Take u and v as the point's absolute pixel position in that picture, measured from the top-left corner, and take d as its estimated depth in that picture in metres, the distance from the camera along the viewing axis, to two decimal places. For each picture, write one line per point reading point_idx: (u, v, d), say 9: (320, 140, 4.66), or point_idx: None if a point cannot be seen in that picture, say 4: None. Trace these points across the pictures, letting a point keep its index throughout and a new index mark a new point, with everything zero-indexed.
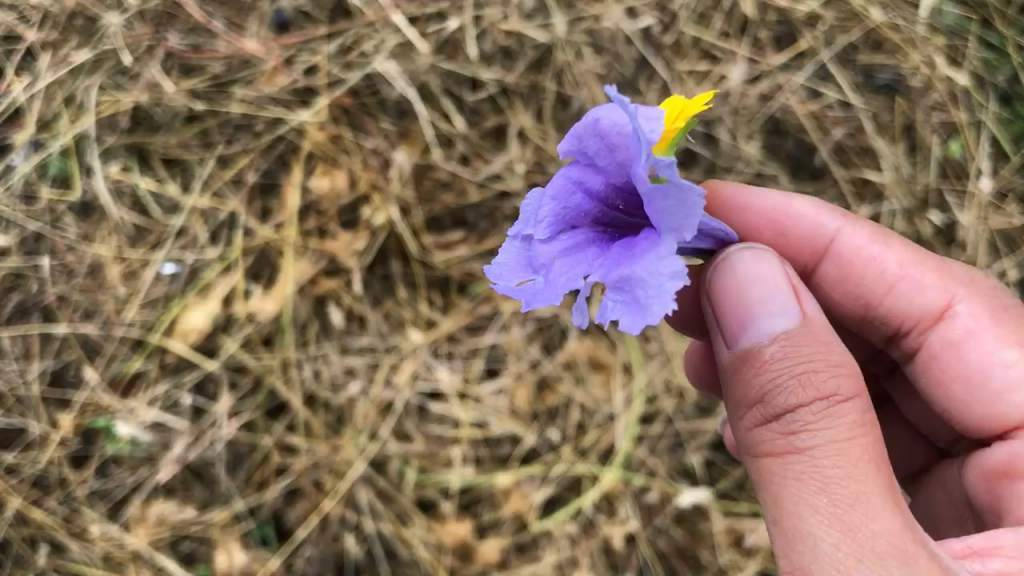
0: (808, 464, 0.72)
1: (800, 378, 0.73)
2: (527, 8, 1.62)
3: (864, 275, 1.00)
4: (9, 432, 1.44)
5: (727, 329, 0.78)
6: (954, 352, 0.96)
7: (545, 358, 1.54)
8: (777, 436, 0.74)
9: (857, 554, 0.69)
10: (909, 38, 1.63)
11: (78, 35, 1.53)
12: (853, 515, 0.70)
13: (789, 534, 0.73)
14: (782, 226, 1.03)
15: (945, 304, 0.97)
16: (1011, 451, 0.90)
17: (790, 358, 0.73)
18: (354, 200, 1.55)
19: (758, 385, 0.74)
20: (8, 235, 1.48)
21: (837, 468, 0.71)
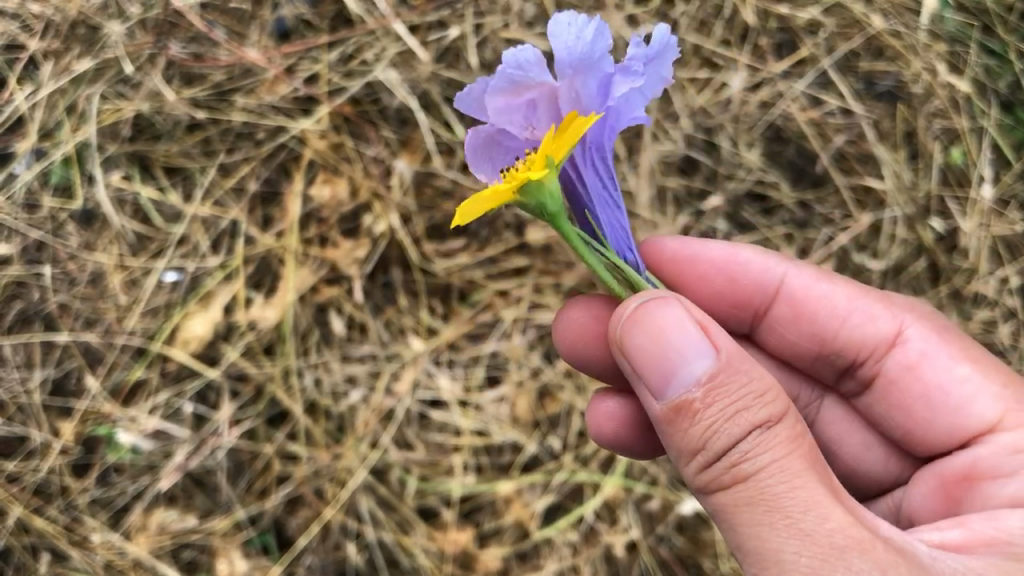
0: (754, 489, 0.72)
1: (731, 417, 0.73)
2: (528, 16, 1.62)
3: (817, 312, 1.05)
4: (11, 440, 1.44)
5: (650, 385, 0.78)
6: (915, 375, 0.99)
7: (545, 366, 1.54)
8: (721, 476, 0.74)
9: (821, 555, 0.69)
10: (910, 45, 1.62)
11: (81, 44, 1.54)
12: (807, 521, 0.70)
13: (757, 559, 0.73)
14: (734, 273, 1.07)
15: (895, 330, 1.02)
16: (974, 457, 0.92)
17: (719, 398, 0.74)
18: (355, 208, 1.55)
19: (696, 432, 0.75)
20: (9, 244, 1.48)
21: (781, 482, 0.72)
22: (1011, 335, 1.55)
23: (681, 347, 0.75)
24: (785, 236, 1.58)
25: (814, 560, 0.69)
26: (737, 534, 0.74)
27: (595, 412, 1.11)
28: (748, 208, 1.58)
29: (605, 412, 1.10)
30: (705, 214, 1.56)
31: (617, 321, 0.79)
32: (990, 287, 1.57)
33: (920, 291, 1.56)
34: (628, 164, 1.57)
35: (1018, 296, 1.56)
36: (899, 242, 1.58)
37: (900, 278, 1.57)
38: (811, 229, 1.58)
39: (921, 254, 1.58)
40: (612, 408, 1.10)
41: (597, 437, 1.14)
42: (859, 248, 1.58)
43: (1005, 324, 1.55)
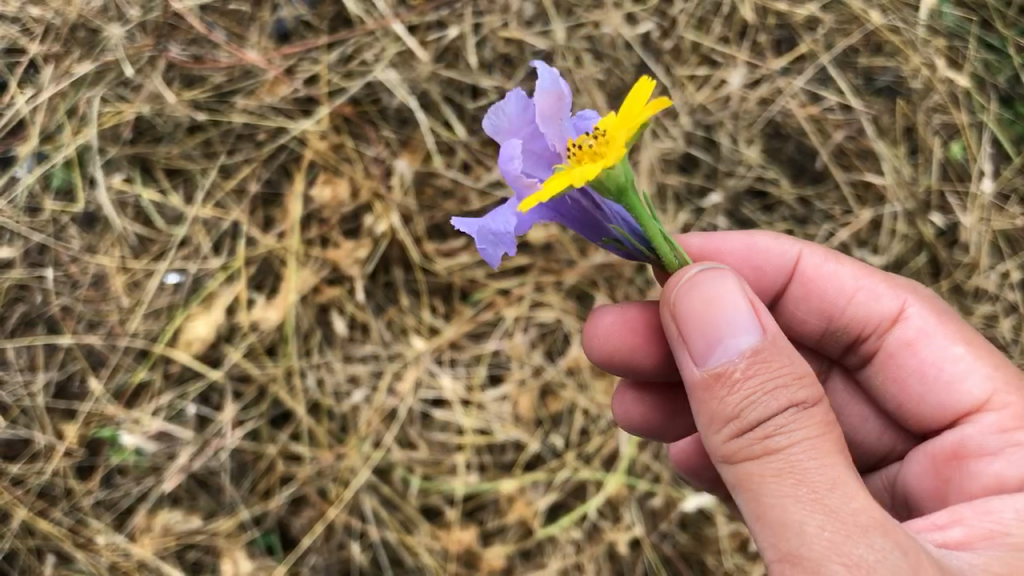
0: (791, 459, 0.69)
1: (771, 390, 0.70)
2: (527, 15, 1.62)
3: (824, 287, 1.04)
4: (15, 442, 1.44)
5: (689, 349, 0.74)
6: (914, 353, 0.99)
7: (547, 364, 1.55)
8: (755, 445, 0.70)
9: (844, 532, 0.66)
10: (908, 40, 1.63)
11: (81, 47, 1.54)
12: (843, 498, 0.67)
13: (774, 531, 0.68)
14: (752, 256, 1.06)
15: (900, 310, 1.01)
16: (963, 435, 0.93)
17: (760, 371, 0.70)
18: (356, 208, 1.55)
19: (733, 400, 0.71)
20: (12, 247, 1.48)
21: (814, 459, 0.68)
22: (1013, 329, 1.54)
23: (736, 318, 0.72)
24: (786, 232, 1.57)
25: (842, 536, 0.66)
26: (759, 505, 0.70)
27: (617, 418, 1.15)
28: (749, 205, 1.58)
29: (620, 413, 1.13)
30: (704, 211, 1.56)
31: (668, 288, 0.76)
32: (992, 282, 1.56)
33: (921, 286, 1.56)
34: (628, 162, 1.57)
35: (1019, 291, 1.56)
36: (899, 237, 1.58)
37: (901, 273, 1.56)
38: (811, 226, 1.58)
39: (921, 250, 1.58)
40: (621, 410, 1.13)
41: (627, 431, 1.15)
42: (859, 244, 1.58)
43: (1006, 318, 1.55)
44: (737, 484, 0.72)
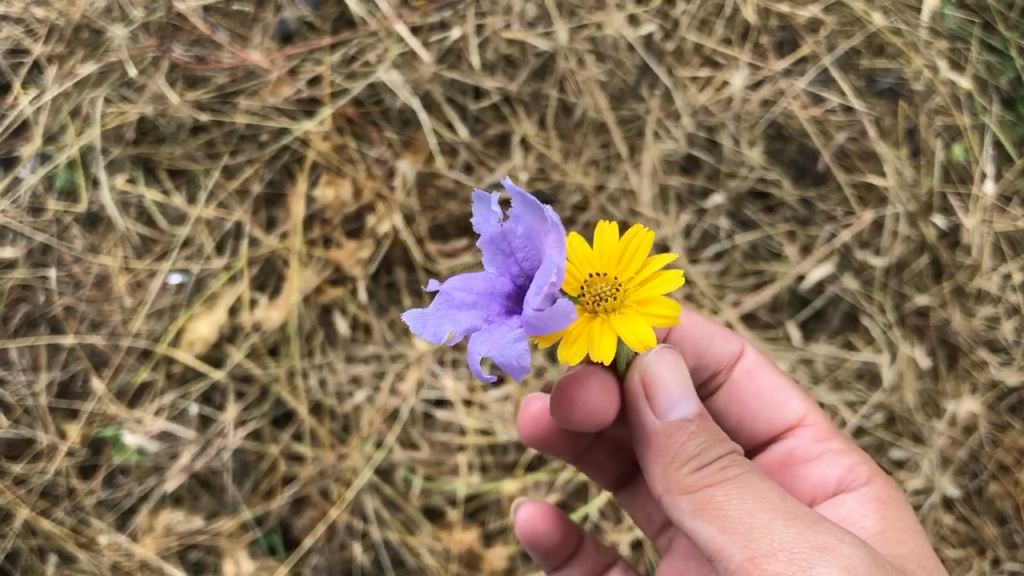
0: (742, 482, 0.83)
1: (718, 436, 0.86)
2: (530, 16, 1.62)
3: (695, 336, 1.14)
4: (19, 442, 1.45)
5: (645, 410, 0.86)
6: (756, 384, 1.16)
7: (550, 365, 1.52)
8: (712, 476, 0.83)
9: (806, 525, 0.80)
10: (911, 42, 1.63)
11: (84, 48, 1.54)
12: (791, 507, 0.82)
13: (748, 538, 0.79)
14: None
15: (739, 350, 1.16)
16: (791, 446, 1.13)
17: (708, 422, 0.86)
18: (359, 209, 1.55)
19: (694, 441, 0.84)
20: (15, 248, 1.49)
21: (759, 482, 0.83)
22: (1014, 331, 1.55)
23: (685, 382, 0.86)
24: (788, 233, 1.59)
25: (800, 530, 0.79)
26: (722, 520, 0.81)
27: (525, 414, 1.16)
28: (751, 206, 1.60)
29: (533, 414, 1.15)
30: (707, 212, 1.58)
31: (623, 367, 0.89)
32: (995, 283, 1.56)
33: (923, 287, 1.58)
34: (630, 164, 1.58)
35: (1021, 292, 1.56)
36: (901, 239, 1.58)
37: (902, 275, 1.58)
38: (813, 227, 1.59)
39: (923, 252, 1.58)
40: (537, 410, 1.14)
41: (523, 436, 1.18)
42: (861, 245, 1.58)
43: (1008, 320, 1.55)
44: (696, 512, 0.82)
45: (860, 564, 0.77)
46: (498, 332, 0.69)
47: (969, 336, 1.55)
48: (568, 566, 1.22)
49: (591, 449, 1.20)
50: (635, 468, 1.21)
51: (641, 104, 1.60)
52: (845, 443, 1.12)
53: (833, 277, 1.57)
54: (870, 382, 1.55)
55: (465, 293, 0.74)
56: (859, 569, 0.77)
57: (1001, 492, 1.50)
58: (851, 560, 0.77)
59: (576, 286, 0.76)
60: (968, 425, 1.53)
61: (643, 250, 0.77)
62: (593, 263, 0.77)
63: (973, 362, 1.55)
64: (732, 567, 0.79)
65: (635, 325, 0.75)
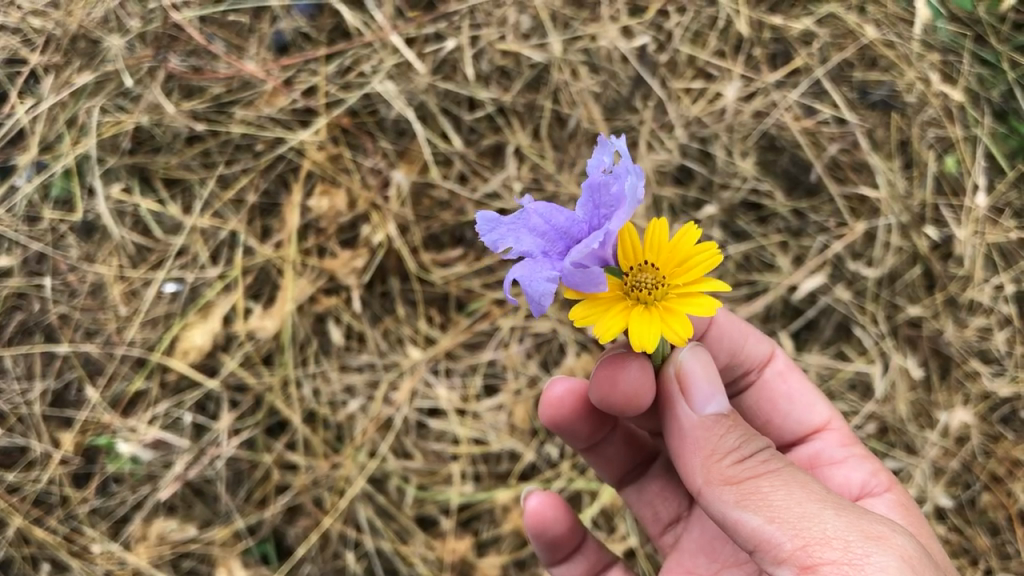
0: (786, 475, 0.82)
1: (755, 435, 0.87)
2: (525, 27, 1.63)
3: (733, 334, 1.14)
4: (13, 450, 1.45)
5: (680, 403, 0.88)
6: (785, 385, 1.18)
7: (543, 374, 1.52)
8: (756, 468, 0.83)
9: (856, 515, 0.78)
10: (904, 54, 1.64)
11: (81, 57, 1.56)
12: (837, 500, 0.80)
13: (796, 522, 0.77)
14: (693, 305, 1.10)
15: (770, 352, 1.18)
16: (816, 448, 1.14)
17: (745, 425, 0.88)
18: (354, 218, 1.55)
19: (733, 438, 0.86)
20: (11, 256, 1.49)
21: (803, 477, 0.83)
22: (1006, 342, 1.56)
23: (716, 378, 0.88)
24: (781, 244, 1.60)
25: (851, 519, 0.77)
26: (768, 509, 0.79)
27: (547, 397, 1.11)
28: (744, 216, 1.60)
29: (556, 397, 1.10)
30: (701, 223, 1.58)
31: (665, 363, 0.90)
32: (987, 294, 1.57)
33: (915, 298, 1.59)
34: None
35: (1014, 304, 1.57)
36: (894, 249, 1.59)
37: (895, 286, 1.59)
38: (805, 237, 1.60)
39: (915, 262, 1.59)
40: (561, 393, 1.10)
41: (544, 420, 1.13)
42: (854, 256, 1.59)
43: (1000, 331, 1.56)
44: (741, 503, 0.81)
45: (915, 555, 0.75)
46: (539, 264, 0.71)
47: (962, 346, 1.56)
48: (569, 560, 1.21)
49: (605, 441, 1.19)
50: (644, 461, 1.21)
51: (634, 115, 1.61)
52: (866, 451, 1.14)
53: (825, 288, 1.58)
54: (862, 393, 1.56)
55: (541, 220, 0.73)
56: (915, 559, 0.74)
57: (994, 502, 1.51)
58: (906, 550, 0.75)
59: (628, 263, 0.77)
60: (960, 435, 1.53)
61: (704, 267, 0.77)
62: (662, 253, 0.77)
63: (966, 373, 1.55)
64: (781, 557, 0.77)
65: (650, 323, 0.76)
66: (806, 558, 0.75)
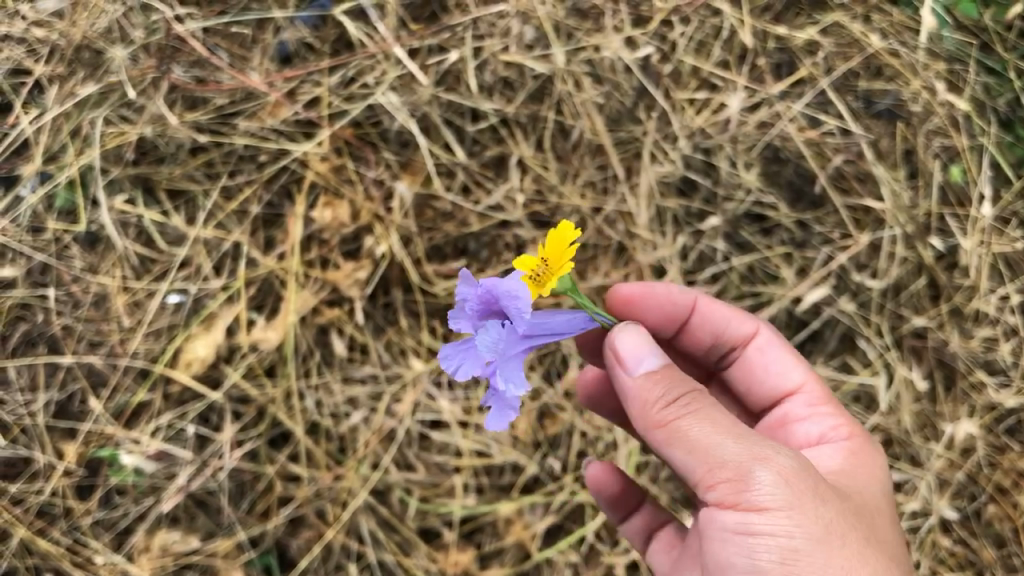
0: (701, 409, 0.88)
1: (681, 377, 0.92)
2: (528, 38, 1.62)
3: (716, 317, 1.22)
4: (16, 462, 1.45)
5: (619, 368, 0.93)
6: (764, 358, 1.20)
7: (546, 387, 1.51)
8: (679, 410, 0.88)
9: (755, 440, 0.86)
10: (910, 63, 1.63)
11: (85, 68, 1.56)
12: (742, 427, 0.88)
13: (702, 449, 0.86)
14: (667, 299, 1.21)
15: (751, 330, 1.21)
16: (787, 410, 1.17)
17: (674, 371, 0.92)
18: (357, 230, 1.55)
19: (662, 387, 0.90)
20: (15, 267, 1.50)
21: (716, 407, 0.89)
22: (1012, 353, 1.55)
23: (650, 344, 0.93)
24: (784, 256, 1.60)
25: (747, 445, 0.86)
26: (683, 441, 0.87)
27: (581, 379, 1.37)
28: (748, 227, 1.60)
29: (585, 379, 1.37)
30: (704, 234, 1.58)
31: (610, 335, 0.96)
32: (993, 305, 1.56)
33: (920, 310, 1.58)
34: (627, 184, 1.59)
35: (1020, 314, 1.56)
36: (898, 260, 1.58)
37: (900, 297, 1.58)
38: (809, 249, 1.59)
39: (921, 273, 1.59)
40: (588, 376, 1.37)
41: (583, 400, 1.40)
42: (859, 267, 1.59)
43: (1006, 342, 1.55)
44: (665, 440, 0.89)
45: (795, 471, 0.85)
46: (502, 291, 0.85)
47: (967, 358, 1.55)
48: (629, 521, 1.26)
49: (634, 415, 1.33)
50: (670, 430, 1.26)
51: (638, 126, 1.60)
52: (839, 408, 1.14)
53: (830, 299, 1.57)
54: (867, 406, 1.56)
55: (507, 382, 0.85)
56: (794, 475, 0.85)
57: (1000, 514, 1.51)
58: (788, 467, 0.85)
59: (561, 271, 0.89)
60: (965, 447, 1.53)
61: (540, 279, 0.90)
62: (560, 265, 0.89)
63: (971, 384, 1.55)
64: (695, 480, 0.87)
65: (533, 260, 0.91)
66: (709, 480, 0.86)
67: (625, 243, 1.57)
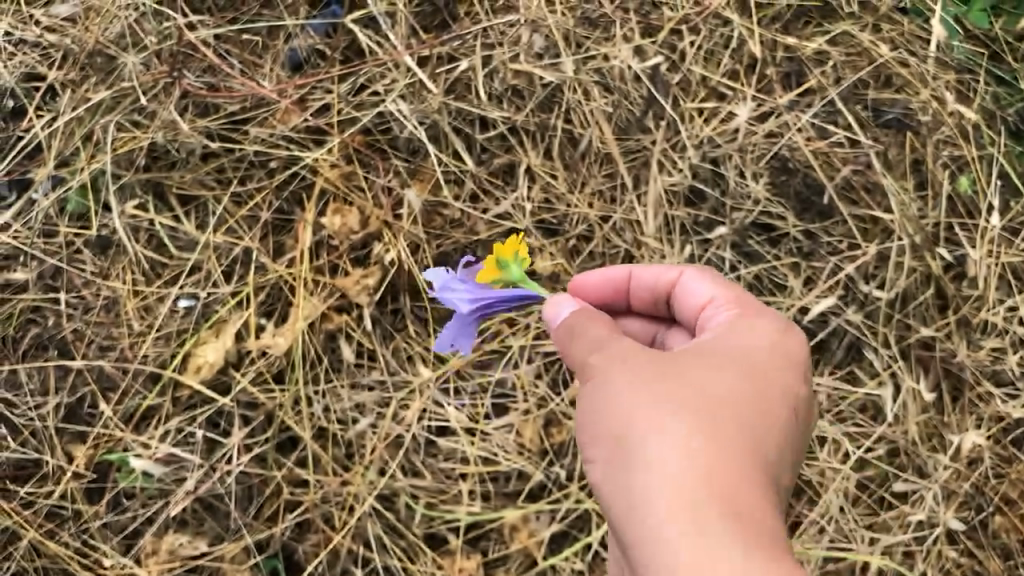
0: (584, 351, 0.96)
1: (585, 320, 1.00)
2: (537, 47, 1.63)
3: (647, 277, 1.18)
4: (26, 463, 1.47)
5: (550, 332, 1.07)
6: (693, 300, 1.11)
7: (552, 395, 1.52)
8: (572, 358, 0.98)
9: (610, 378, 0.91)
10: (919, 73, 1.64)
11: (98, 72, 1.60)
12: (607, 364, 0.93)
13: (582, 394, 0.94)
14: (610, 282, 1.21)
15: (678, 276, 1.14)
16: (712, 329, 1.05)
17: (580, 314, 1.01)
18: (366, 236, 1.56)
19: (565, 338, 1.00)
20: (27, 270, 1.53)
21: (596, 348, 0.95)
22: (1019, 364, 1.56)
23: (568, 301, 1.05)
24: (792, 266, 1.60)
25: (611, 383, 0.90)
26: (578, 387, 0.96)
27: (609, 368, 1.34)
28: (755, 236, 1.60)
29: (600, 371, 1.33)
30: (712, 243, 1.59)
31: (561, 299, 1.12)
32: (1001, 315, 1.57)
33: (928, 320, 1.57)
34: (634, 194, 1.59)
35: None
36: (906, 270, 1.58)
37: (907, 308, 1.57)
38: (816, 259, 1.60)
39: (929, 283, 1.58)
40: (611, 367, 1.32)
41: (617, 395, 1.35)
42: (866, 278, 1.58)
43: (1014, 352, 1.56)
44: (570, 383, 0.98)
45: (639, 405, 0.88)
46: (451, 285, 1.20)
47: (974, 368, 1.56)
48: None
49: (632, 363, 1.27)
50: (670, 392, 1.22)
51: (646, 135, 1.61)
52: (752, 320, 1.01)
53: (838, 309, 1.58)
54: (873, 415, 1.56)
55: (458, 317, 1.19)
56: (639, 411, 0.88)
57: (1007, 526, 1.51)
58: (629, 406, 0.88)
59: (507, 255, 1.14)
60: (973, 457, 1.53)
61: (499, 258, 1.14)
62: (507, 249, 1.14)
63: (979, 395, 1.55)
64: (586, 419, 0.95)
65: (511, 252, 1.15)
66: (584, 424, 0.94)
67: (632, 252, 1.58)
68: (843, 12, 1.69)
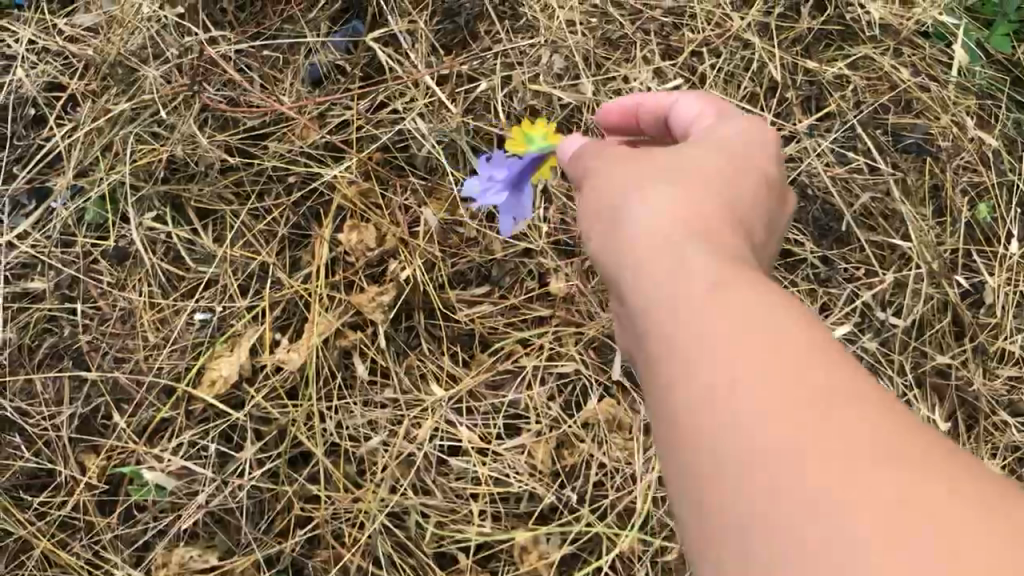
0: (585, 170, 0.90)
1: (595, 143, 0.96)
2: (556, 68, 1.64)
3: (644, 102, 1.09)
4: (40, 473, 1.48)
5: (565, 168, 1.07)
6: (677, 107, 1.02)
7: (565, 418, 1.53)
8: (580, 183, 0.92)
9: (595, 186, 0.84)
10: (939, 99, 1.67)
11: (119, 84, 1.62)
12: (599, 174, 0.86)
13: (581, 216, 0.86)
14: (623, 114, 1.15)
15: (664, 102, 1.04)
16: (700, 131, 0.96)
17: (587, 143, 0.98)
18: (383, 252, 1.55)
19: (573, 164, 0.96)
20: (44, 279, 1.54)
21: (592, 162, 0.89)
22: None
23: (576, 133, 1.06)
24: (809, 291, 1.58)
25: (590, 189, 0.85)
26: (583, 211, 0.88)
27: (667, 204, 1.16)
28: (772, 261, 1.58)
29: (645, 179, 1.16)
30: None
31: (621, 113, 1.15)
32: (1018, 344, 1.58)
33: (944, 348, 1.57)
34: None
35: None
36: (924, 298, 1.57)
37: (923, 335, 1.57)
38: (833, 285, 1.58)
39: (946, 310, 1.58)
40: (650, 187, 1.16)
41: None
42: (882, 305, 1.57)
43: None
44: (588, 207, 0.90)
45: (608, 206, 0.80)
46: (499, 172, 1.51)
47: (990, 398, 1.56)
48: None
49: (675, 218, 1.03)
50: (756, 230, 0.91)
51: None
52: (728, 122, 0.92)
53: (853, 336, 1.56)
54: None
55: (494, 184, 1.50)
56: (607, 210, 0.80)
57: None
58: (602, 204, 0.81)
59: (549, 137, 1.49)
60: None
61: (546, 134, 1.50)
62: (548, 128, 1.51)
63: (994, 424, 1.55)
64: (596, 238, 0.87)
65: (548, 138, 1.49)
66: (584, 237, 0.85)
67: None
68: (866, 35, 1.71)
